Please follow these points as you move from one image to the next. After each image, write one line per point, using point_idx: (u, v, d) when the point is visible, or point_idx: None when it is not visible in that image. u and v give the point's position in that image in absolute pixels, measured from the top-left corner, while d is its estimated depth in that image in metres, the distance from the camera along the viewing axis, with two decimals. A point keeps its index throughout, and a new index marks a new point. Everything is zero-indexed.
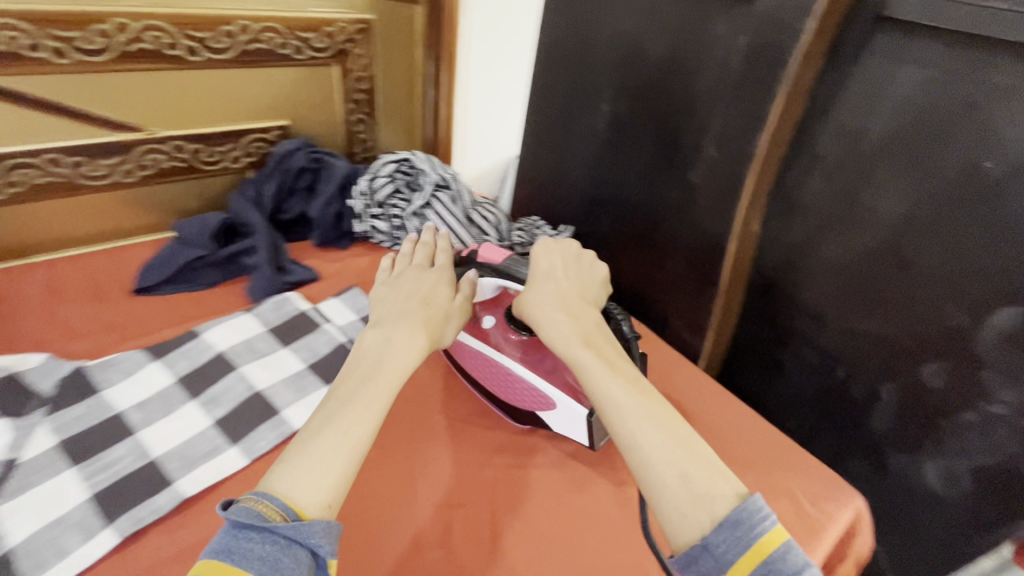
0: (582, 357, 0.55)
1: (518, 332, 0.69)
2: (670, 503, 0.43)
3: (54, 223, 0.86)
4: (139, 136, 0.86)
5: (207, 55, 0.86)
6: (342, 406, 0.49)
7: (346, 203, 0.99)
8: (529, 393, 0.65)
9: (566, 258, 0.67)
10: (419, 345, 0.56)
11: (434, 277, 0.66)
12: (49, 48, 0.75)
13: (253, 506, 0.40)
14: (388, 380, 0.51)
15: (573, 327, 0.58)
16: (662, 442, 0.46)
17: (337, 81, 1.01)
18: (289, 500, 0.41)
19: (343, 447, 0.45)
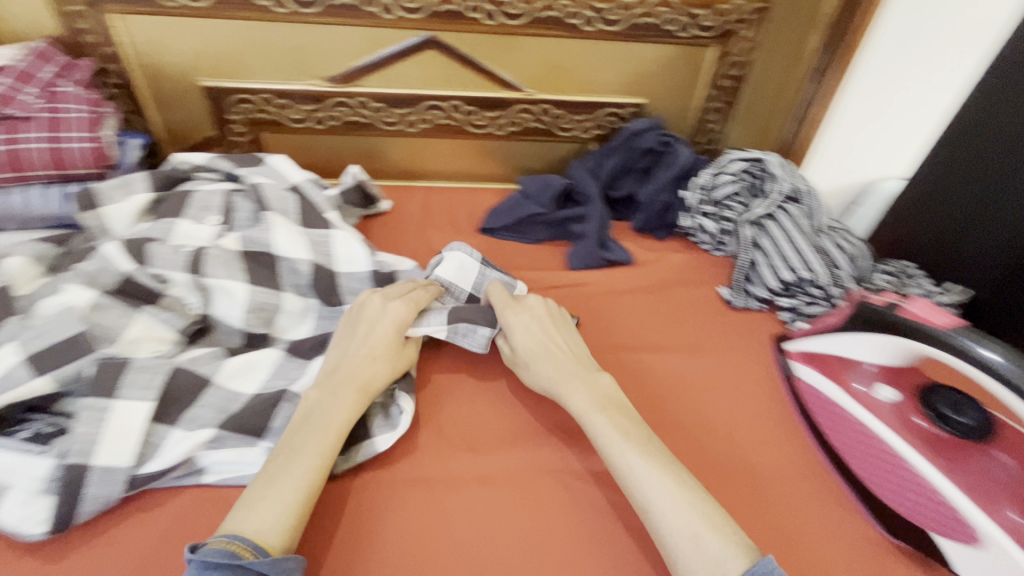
0: (597, 423, 0.56)
1: (926, 420, 0.59)
2: (680, 556, 0.47)
3: (437, 158, 1.03)
4: (520, 97, 0.95)
5: (600, 26, 0.88)
6: (292, 450, 0.52)
7: (680, 193, 0.93)
8: (932, 508, 0.54)
9: (545, 315, 0.68)
10: (347, 401, 0.57)
11: (392, 316, 0.64)
12: (484, 11, 0.85)
13: (224, 547, 0.44)
14: (327, 435, 0.54)
15: (570, 377, 0.61)
16: (673, 505, 0.49)
17: (709, 65, 0.94)
18: (252, 538, 0.45)
19: (301, 458, 0.51)
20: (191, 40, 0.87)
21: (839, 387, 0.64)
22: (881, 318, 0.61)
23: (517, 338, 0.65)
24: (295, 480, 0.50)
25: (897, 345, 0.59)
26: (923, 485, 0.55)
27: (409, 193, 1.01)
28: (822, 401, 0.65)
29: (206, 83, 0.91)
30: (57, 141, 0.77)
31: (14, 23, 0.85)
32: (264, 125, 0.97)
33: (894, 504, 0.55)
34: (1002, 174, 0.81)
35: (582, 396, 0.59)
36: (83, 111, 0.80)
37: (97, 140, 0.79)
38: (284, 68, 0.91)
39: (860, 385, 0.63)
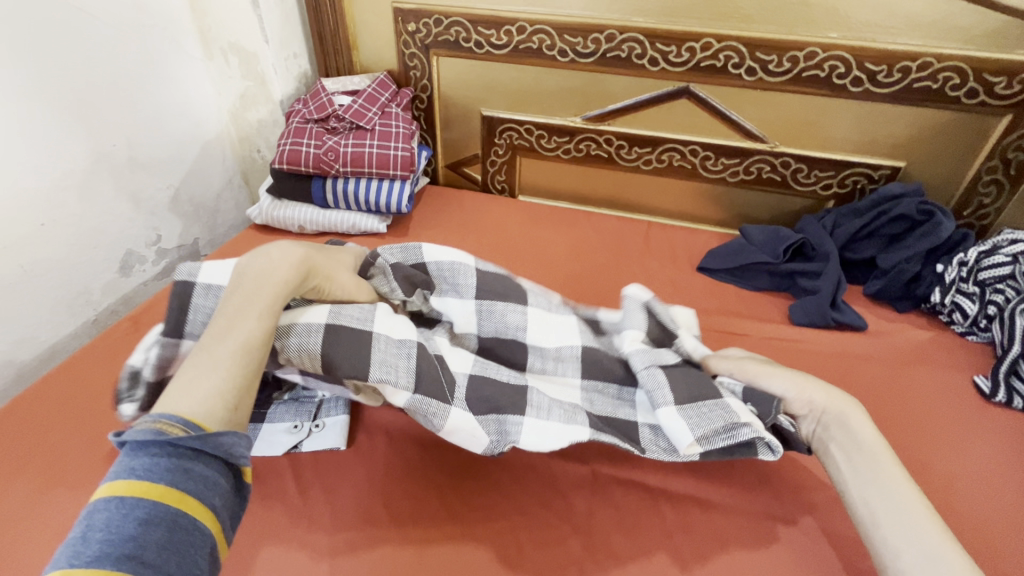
0: (863, 441, 0.55)
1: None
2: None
3: (661, 196, 1.10)
4: (762, 148, 0.97)
5: (869, 87, 0.87)
6: (239, 299, 0.52)
7: (934, 265, 0.86)
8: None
9: (800, 371, 0.63)
10: (297, 261, 0.57)
11: (332, 250, 0.69)
12: (746, 67, 0.91)
13: (152, 425, 0.42)
14: (268, 291, 0.53)
15: (825, 398, 0.59)
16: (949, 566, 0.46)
17: (996, 135, 0.86)
18: (191, 415, 0.43)
19: (236, 317, 0.50)
20: (485, 79, 1.07)
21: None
22: None
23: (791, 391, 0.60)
24: (242, 341, 0.48)
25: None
26: None
27: (629, 223, 1.10)
28: None
29: (487, 112, 1.11)
30: (386, 148, 1.00)
31: (367, 59, 1.14)
32: (520, 151, 1.14)
33: None
34: None
35: (869, 426, 0.57)
36: (401, 128, 1.04)
37: (410, 151, 1.02)
38: (550, 105, 1.06)
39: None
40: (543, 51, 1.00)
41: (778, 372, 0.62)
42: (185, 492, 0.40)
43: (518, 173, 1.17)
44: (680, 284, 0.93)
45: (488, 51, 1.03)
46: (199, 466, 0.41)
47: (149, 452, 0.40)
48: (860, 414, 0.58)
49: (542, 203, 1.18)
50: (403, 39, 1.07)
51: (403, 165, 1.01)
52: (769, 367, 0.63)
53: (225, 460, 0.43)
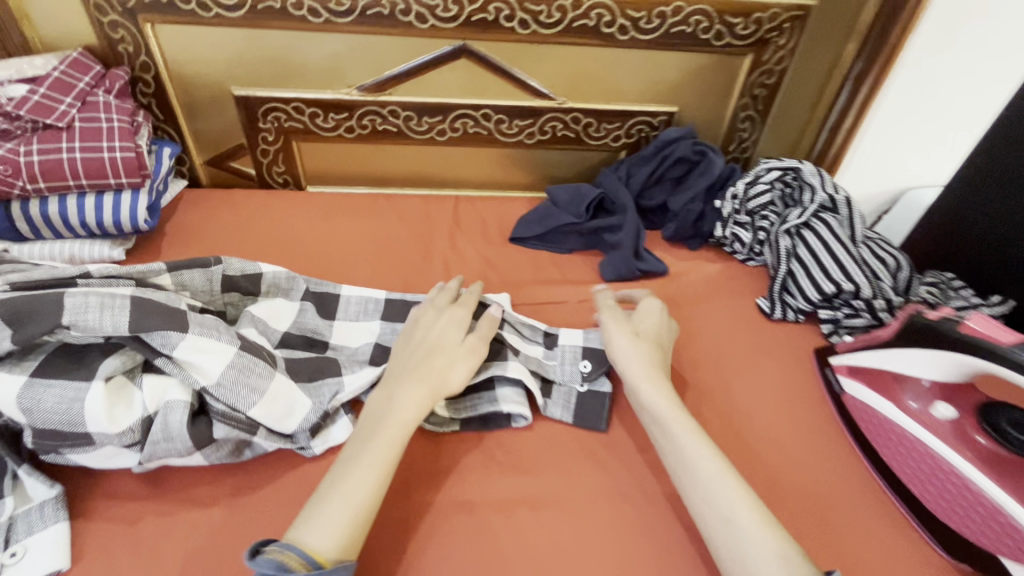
0: (678, 433, 0.55)
1: (990, 441, 0.55)
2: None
3: (464, 167, 1.03)
4: (551, 105, 0.95)
5: (633, 34, 0.87)
6: (364, 446, 0.52)
7: (713, 202, 0.91)
8: (1002, 529, 0.51)
9: (659, 351, 0.64)
10: (421, 401, 0.56)
11: (447, 317, 0.65)
12: (518, 19, 0.85)
13: (277, 557, 0.43)
14: (389, 438, 0.52)
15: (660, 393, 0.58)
16: (762, 545, 0.46)
17: (743, 74, 0.93)
18: (313, 551, 0.45)
19: (360, 470, 0.50)
20: (226, 50, 0.87)
21: (886, 406, 0.61)
22: (931, 331, 0.57)
23: (642, 380, 0.60)
24: (354, 489, 0.48)
25: (959, 362, 0.54)
26: (989, 516, 0.52)
27: (435, 201, 1.01)
28: (876, 420, 0.61)
29: (239, 92, 0.91)
30: (91, 151, 0.75)
31: (48, 33, 0.85)
32: (294, 134, 0.96)
33: (937, 509, 0.54)
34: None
35: (682, 414, 0.56)
36: (115, 121, 0.79)
37: (133, 150, 0.78)
38: (315, 75, 0.90)
39: (915, 404, 0.60)
40: (289, 11, 0.83)
41: (619, 339, 0.64)
42: None
43: (299, 161, 1.00)
44: (493, 260, 0.87)
45: (219, 15, 0.83)
46: None
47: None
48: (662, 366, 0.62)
49: (335, 192, 1.03)
50: (94, 2, 0.81)
51: (126, 171, 0.77)
52: (613, 335, 0.65)
53: None
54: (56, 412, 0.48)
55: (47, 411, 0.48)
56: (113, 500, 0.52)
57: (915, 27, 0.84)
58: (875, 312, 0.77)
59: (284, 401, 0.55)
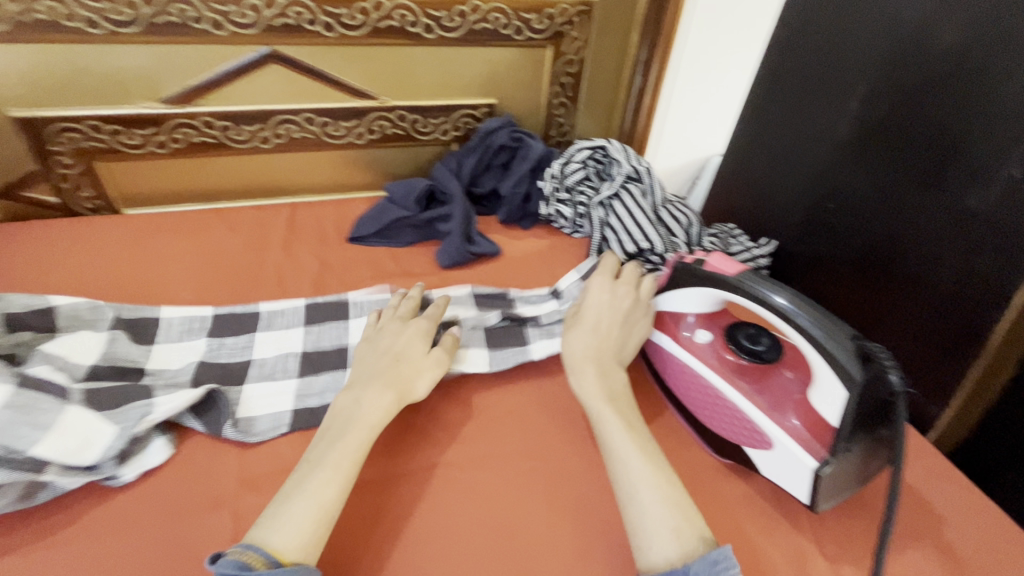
0: (604, 415, 0.59)
1: (737, 353, 0.63)
2: (650, 539, 0.49)
3: (297, 173, 1.02)
4: (374, 105, 0.97)
5: (439, 32, 0.92)
6: (331, 447, 0.54)
7: (536, 183, 1.00)
8: (740, 426, 0.58)
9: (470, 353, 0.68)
10: (388, 402, 0.59)
11: (412, 329, 0.68)
12: (321, 23, 0.86)
13: (239, 557, 0.44)
14: (355, 438, 0.55)
15: (592, 382, 0.62)
16: (657, 496, 0.51)
17: (548, 65, 1.02)
18: (275, 550, 0.46)
19: (328, 469, 0.52)
20: None
21: (665, 337, 0.68)
22: (685, 271, 0.66)
23: (592, 376, 0.62)
24: (320, 492, 0.50)
25: (709, 292, 0.63)
26: (737, 420, 0.59)
27: (269, 210, 0.99)
28: (660, 356, 0.68)
29: (17, 113, 0.83)
30: None
31: None
32: (96, 154, 0.90)
33: (705, 419, 0.62)
34: (778, 134, 0.87)
35: (608, 403, 0.60)
36: None
37: None
38: (108, 90, 0.85)
39: (685, 331, 0.67)
40: (62, 23, 0.77)
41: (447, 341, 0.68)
42: None
43: (108, 183, 0.93)
44: (330, 261, 0.88)
45: None
46: None
47: None
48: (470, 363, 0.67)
49: (156, 212, 0.97)
50: None
51: None
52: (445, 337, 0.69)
53: None
54: None
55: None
56: None
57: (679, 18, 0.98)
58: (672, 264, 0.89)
59: (77, 432, 0.54)
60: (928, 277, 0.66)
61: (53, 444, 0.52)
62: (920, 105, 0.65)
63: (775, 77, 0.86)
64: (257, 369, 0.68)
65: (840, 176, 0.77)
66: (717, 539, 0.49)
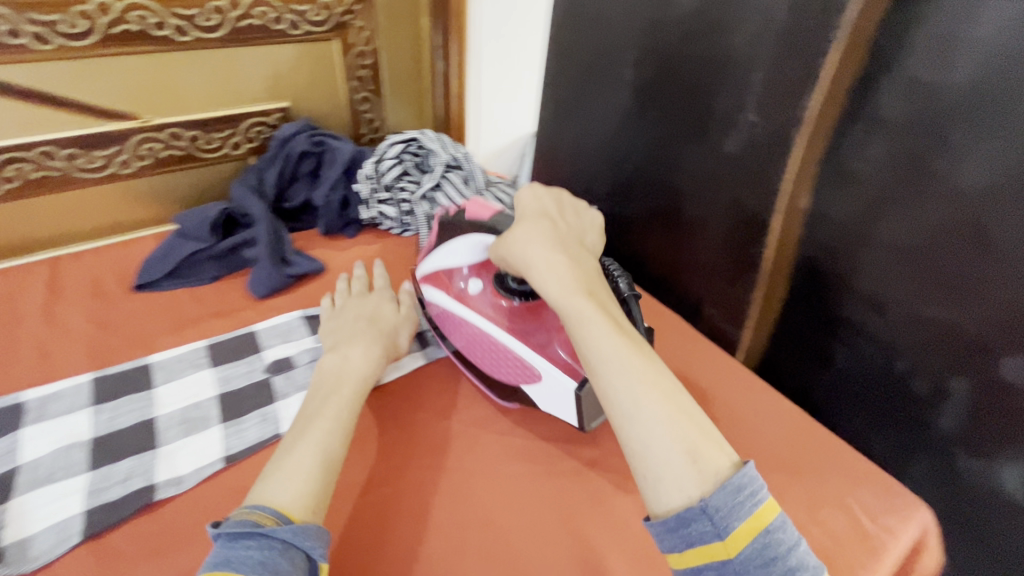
0: (580, 308, 0.51)
1: (509, 298, 0.64)
2: (657, 470, 0.43)
3: (52, 223, 0.83)
4: (134, 125, 0.82)
5: (196, 33, 0.81)
6: (325, 402, 0.54)
7: (353, 187, 0.93)
8: (513, 364, 0.62)
9: (333, 307, 0.71)
10: (375, 357, 0.61)
11: (375, 300, 0.71)
12: (29, 34, 0.71)
13: (248, 517, 0.42)
14: (350, 390, 0.56)
15: (558, 277, 0.53)
16: (666, 415, 0.45)
17: (340, 59, 0.95)
18: (282, 508, 0.44)
19: (319, 427, 0.51)
20: None
21: (444, 294, 0.68)
22: (451, 225, 0.70)
23: (563, 263, 0.55)
24: (320, 439, 0.50)
25: (472, 241, 0.66)
26: (511, 360, 0.62)
27: (16, 273, 0.79)
28: (444, 314, 0.68)
29: None
30: None
31: None
32: None
33: (487, 369, 0.65)
34: (572, 102, 0.91)
35: (582, 295, 0.52)
36: None
37: None
38: None
39: (459, 284, 0.68)
40: None
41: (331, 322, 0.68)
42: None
43: None
44: (112, 319, 0.73)
45: None
46: (284, 562, 0.40)
47: (244, 545, 0.40)
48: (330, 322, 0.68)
49: None
50: None
51: None
52: (332, 316, 0.69)
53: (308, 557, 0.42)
54: None
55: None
56: None
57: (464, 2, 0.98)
58: None
59: None
60: (706, 216, 0.74)
61: None
62: (670, 65, 0.72)
63: (558, 49, 0.90)
64: (24, 478, 0.54)
65: (625, 137, 0.83)
66: (738, 459, 0.44)
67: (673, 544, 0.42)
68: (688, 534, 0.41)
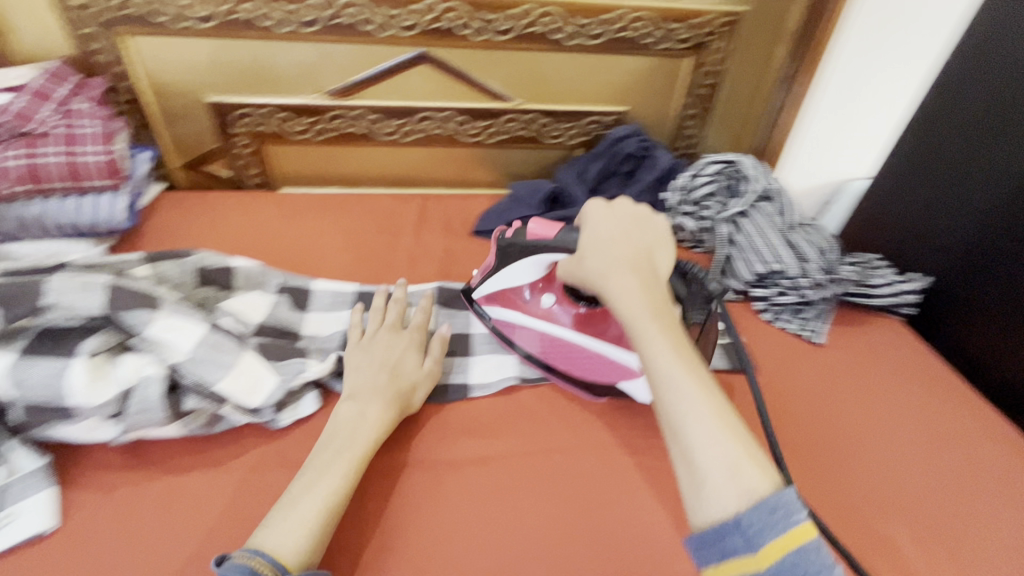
0: (647, 328, 0.55)
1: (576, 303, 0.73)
2: (711, 493, 0.47)
3: (429, 168, 1.09)
4: (509, 106, 1.01)
5: (582, 40, 0.94)
6: (334, 456, 0.56)
7: (661, 194, 0.98)
8: (602, 360, 0.71)
9: (383, 339, 0.69)
10: (386, 417, 0.61)
11: (404, 342, 0.69)
12: (473, 27, 0.91)
13: (248, 563, 0.46)
14: (359, 451, 0.57)
15: (630, 295, 0.57)
16: (710, 431, 0.49)
17: (686, 76, 1.01)
18: (275, 554, 0.47)
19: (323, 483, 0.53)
20: (194, 60, 0.92)
21: (517, 312, 0.75)
22: (509, 245, 0.71)
23: (634, 285, 0.58)
24: (322, 493, 0.52)
25: (535, 260, 0.70)
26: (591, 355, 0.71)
27: (399, 198, 1.06)
28: (508, 326, 0.76)
29: (214, 98, 0.96)
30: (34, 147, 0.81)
31: (30, 45, 0.90)
32: (268, 137, 1.02)
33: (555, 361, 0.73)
34: (948, 163, 0.83)
35: (652, 315, 0.56)
36: (87, 108, 0.87)
37: (107, 129, 0.87)
38: (280, 83, 0.96)
39: (527, 299, 0.75)
40: (257, 22, 0.88)
41: (359, 356, 0.67)
42: None
43: (272, 164, 1.05)
44: (456, 251, 0.93)
45: (191, 26, 0.88)
46: None
47: None
48: (353, 354, 0.67)
49: (308, 191, 1.08)
50: (73, 16, 0.86)
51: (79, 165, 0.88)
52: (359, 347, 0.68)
53: None
54: (42, 389, 0.55)
55: (34, 385, 0.55)
56: (89, 468, 0.59)
57: (838, 32, 0.92)
58: (802, 290, 0.84)
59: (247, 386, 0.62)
60: None
61: (233, 384, 0.61)
62: None
63: (947, 100, 0.83)
64: None
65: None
66: (780, 483, 0.47)
67: (708, 557, 0.47)
68: (725, 546, 0.46)
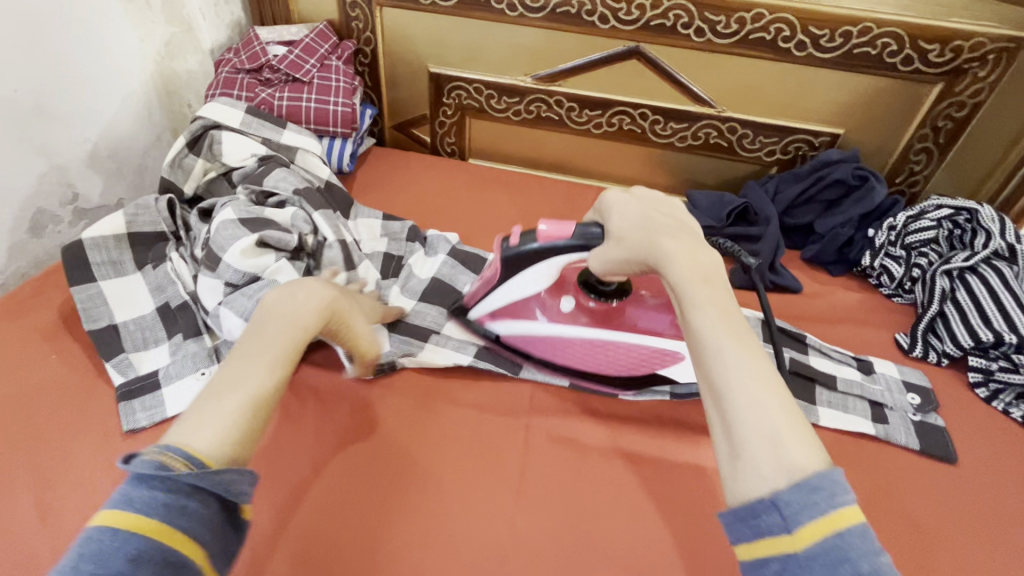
0: (697, 301, 0.49)
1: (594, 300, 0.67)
2: (748, 470, 0.41)
3: (609, 163, 1.10)
4: (709, 112, 0.97)
5: (812, 51, 0.87)
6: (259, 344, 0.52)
7: (866, 230, 0.89)
8: (644, 356, 0.66)
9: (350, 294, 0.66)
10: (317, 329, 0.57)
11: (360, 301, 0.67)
12: (695, 27, 0.89)
13: (157, 458, 0.41)
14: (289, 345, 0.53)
15: (682, 262, 0.51)
16: (756, 403, 0.42)
17: (927, 104, 0.89)
18: (195, 450, 0.43)
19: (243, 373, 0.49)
20: (429, 34, 1.02)
21: (529, 322, 0.69)
22: (515, 254, 0.62)
23: (684, 259, 0.51)
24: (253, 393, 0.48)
25: (550, 264, 0.62)
26: (641, 352, 0.66)
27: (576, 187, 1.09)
28: (532, 341, 0.69)
29: (436, 69, 1.06)
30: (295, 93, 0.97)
31: (305, 8, 1.06)
32: (470, 111, 1.10)
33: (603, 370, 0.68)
34: None
35: (700, 283, 0.50)
36: (338, 66, 1.02)
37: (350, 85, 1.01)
38: (494, 63, 1.02)
39: (542, 309, 0.69)
40: (491, 4, 0.95)
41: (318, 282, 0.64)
42: (188, 533, 0.40)
43: (468, 136, 1.14)
44: None
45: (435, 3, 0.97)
46: (202, 505, 0.41)
47: (154, 486, 0.40)
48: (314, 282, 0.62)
49: (492, 166, 1.15)
50: None
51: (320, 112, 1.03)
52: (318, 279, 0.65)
53: (228, 497, 0.43)
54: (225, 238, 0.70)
55: (219, 239, 0.70)
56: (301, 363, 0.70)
57: None
58: None
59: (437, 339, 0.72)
60: None
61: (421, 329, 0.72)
62: None
63: None
64: None
65: None
66: (829, 461, 0.41)
67: (742, 534, 0.41)
68: (758, 526, 0.40)
